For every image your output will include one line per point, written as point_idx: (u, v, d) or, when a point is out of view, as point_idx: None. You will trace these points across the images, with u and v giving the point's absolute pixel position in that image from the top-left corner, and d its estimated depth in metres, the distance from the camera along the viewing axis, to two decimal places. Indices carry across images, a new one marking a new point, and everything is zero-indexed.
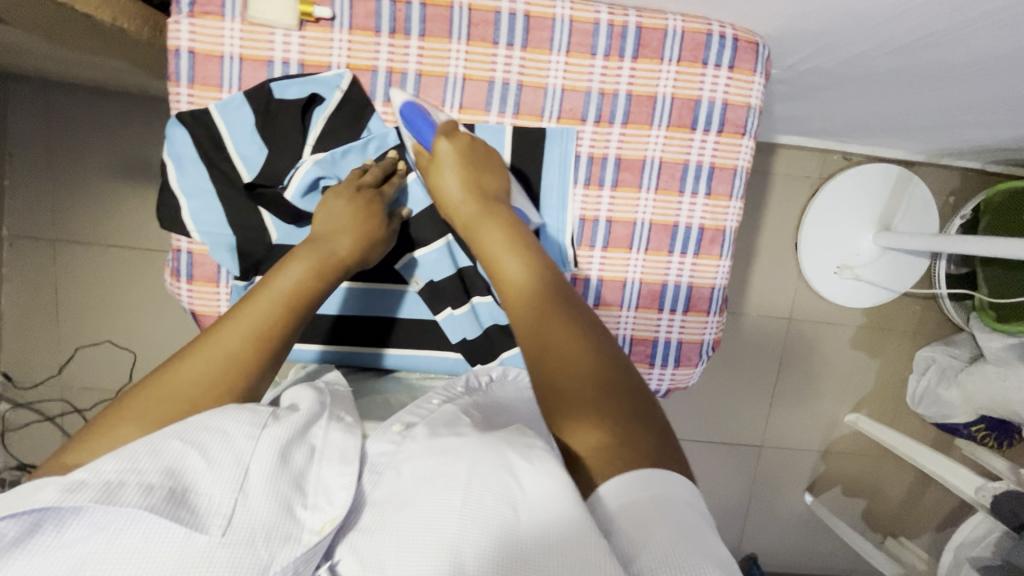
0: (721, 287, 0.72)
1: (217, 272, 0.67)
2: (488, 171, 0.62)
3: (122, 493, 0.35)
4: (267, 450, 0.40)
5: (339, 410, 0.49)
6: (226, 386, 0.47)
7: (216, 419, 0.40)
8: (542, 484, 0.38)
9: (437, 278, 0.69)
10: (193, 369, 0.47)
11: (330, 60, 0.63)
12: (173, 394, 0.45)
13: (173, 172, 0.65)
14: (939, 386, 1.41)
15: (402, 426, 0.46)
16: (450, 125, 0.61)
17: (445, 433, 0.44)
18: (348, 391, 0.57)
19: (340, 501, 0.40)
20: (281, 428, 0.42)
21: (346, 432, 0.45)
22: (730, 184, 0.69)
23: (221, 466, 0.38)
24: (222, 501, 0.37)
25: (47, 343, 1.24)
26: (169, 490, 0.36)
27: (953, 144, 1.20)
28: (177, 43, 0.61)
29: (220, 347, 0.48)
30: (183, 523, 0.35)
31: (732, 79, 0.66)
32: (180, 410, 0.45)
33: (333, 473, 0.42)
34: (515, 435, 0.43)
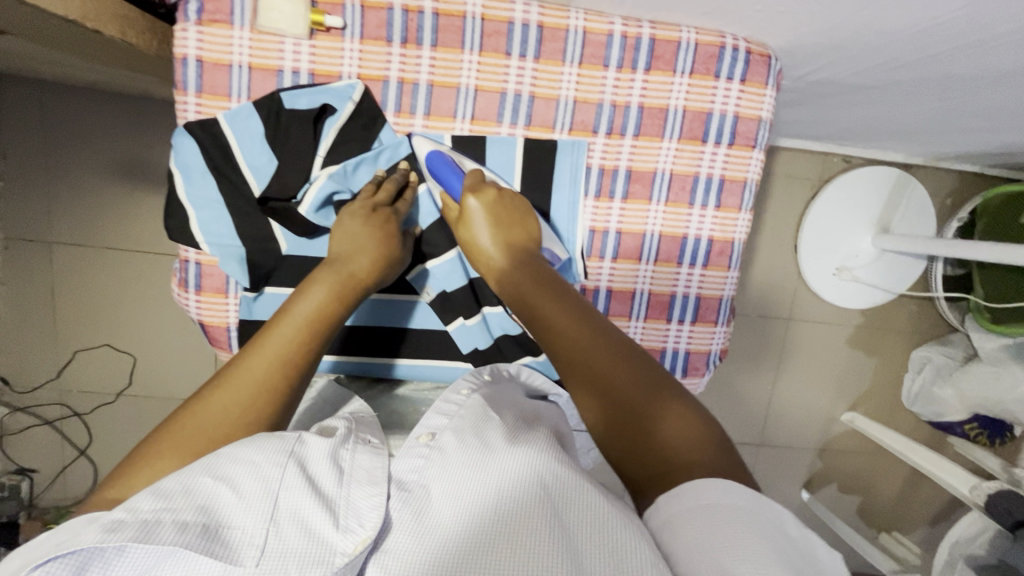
0: (729, 298, 0.72)
1: (226, 283, 0.67)
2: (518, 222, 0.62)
3: (159, 530, 0.38)
4: (294, 477, 0.43)
5: (364, 432, 0.53)
6: (255, 413, 0.49)
7: (242, 450, 0.44)
8: (573, 486, 0.42)
9: (449, 289, 0.68)
10: (223, 400, 0.49)
11: (341, 70, 0.62)
12: (206, 425, 0.48)
13: (181, 183, 0.64)
14: (933, 385, 1.43)
15: (428, 437, 0.50)
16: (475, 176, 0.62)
17: (474, 443, 0.46)
18: (372, 417, 0.60)
19: (370, 522, 0.42)
20: (306, 454, 0.46)
21: (373, 454, 0.49)
22: (740, 196, 0.69)
23: (251, 498, 0.42)
24: (254, 532, 0.40)
25: (45, 346, 1.23)
26: (203, 525, 0.39)
27: (954, 148, 1.21)
28: (185, 52, 0.60)
29: (248, 376, 0.50)
30: (219, 557, 0.38)
31: (744, 92, 0.66)
32: (214, 441, 0.47)
33: (361, 496, 0.45)
34: (539, 446, 0.45)
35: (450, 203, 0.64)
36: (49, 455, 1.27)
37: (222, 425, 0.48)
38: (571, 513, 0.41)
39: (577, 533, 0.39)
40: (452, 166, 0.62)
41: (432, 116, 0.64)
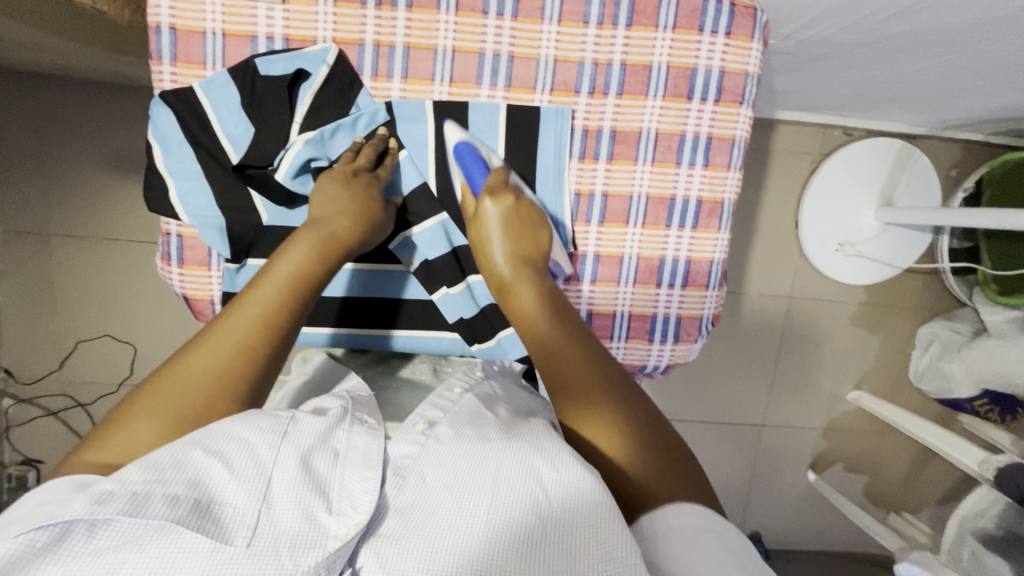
0: (720, 261, 0.71)
1: (209, 255, 0.66)
2: (531, 229, 0.63)
3: (149, 504, 0.37)
4: (288, 459, 0.42)
5: (361, 412, 0.51)
6: (234, 374, 0.49)
7: (236, 428, 0.43)
8: (566, 484, 0.41)
9: (432, 257, 0.67)
10: (201, 359, 0.49)
11: (316, 34, 0.61)
12: (184, 386, 0.47)
13: (159, 154, 0.63)
14: (941, 361, 1.40)
15: (425, 425, 0.49)
16: (498, 176, 0.62)
17: (468, 434, 0.46)
18: (369, 398, 0.57)
19: (363, 506, 0.42)
20: (302, 436, 0.44)
21: (369, 435, 0.47)
22: (728, 154, 0.67)
23: (244, 476, 0.41)
24: (246, 511, 0.39)
25: (46, 337, 1.23)
26: (195, 500, 0.38)
27: (957, 114, 1.17)
28: (158, 19, 0.60)
29: (229, 335, 0.50)
30: (208, 533, 0.37)
31: (729, 45, 0.64)
32: (192, 400, 0.47)
33: (355, 479, 0.44)
34: (537, 438, 0.44)
35: (467, 191, 0.65)
36: (55, 446, 1.28)
37: (201, 385, 0.48)
38: (565, 520, 0.40)
39: (572, 539, 0.39)
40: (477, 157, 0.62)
41: (410, 80, 0.63)
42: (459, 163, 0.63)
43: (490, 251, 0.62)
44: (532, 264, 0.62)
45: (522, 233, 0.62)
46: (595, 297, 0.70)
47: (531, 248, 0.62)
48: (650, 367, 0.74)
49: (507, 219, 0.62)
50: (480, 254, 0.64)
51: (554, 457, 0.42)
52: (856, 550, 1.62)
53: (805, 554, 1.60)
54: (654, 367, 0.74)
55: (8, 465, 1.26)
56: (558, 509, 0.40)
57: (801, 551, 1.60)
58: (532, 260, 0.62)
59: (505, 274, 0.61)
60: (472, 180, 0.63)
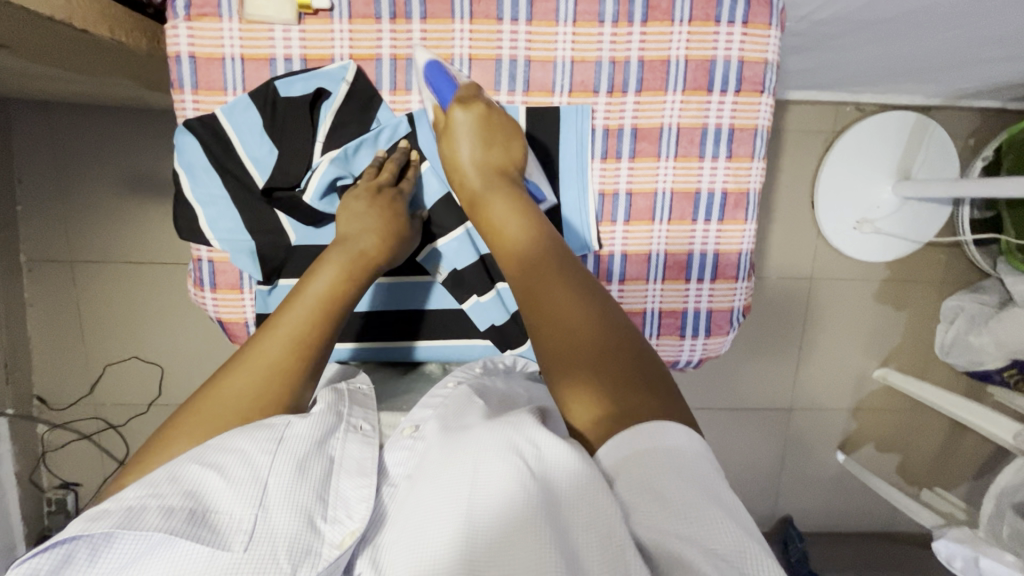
0: (748, 252, 0.70)
1: (240, 279, 0.67)
2: (502, 143, 0.61)
3: (143, 517, 0.37)
4: (283, 465, 0.43)
5: (356, 418, 0.53)
6: (270, 395, 0.50)
7: (233, 439, 0.43)
8: (549, 462, 0.39)
9: (461, 266, 0.67)
10: (237, 382, 0.49)
11: (333, 52, 0.62)
12: (223, 405, 0.48)
13: (186, 182, 0.64)
14: (968, 334, 1.38)
15: (412, 429, 0.51)
16: (470, 88, 0.60)
17: (454, 428, 0.47)
18: (369, 391, 0.60)
19: (358, 514, 0.42)
20: (297, 443, 0.45)
21: (364, 443, 0.49)
22: (752, 144, 0.66)
23: (239, 483, 0.41)
24: (243, 517, 0.39)
25: (77, 363, 1.26)
26: (190, 511, 0.38)
27: (974, 83, 1.15)
28: (177, 49, 0.60)
29: (264, 357, 0.51)
30: (205, 542, 0.37)
31: (747, 34, 0.63)
32: (228, 423, 0.47)
33: (350, 486, 0.45)
34: (517, 420, 0.44)
35: (437, 112, 0.62)
36: (92, 468, 1.31)
37: (240, 408, 0.48)
38: (555, 494, 0.37)
39: (563, 516, 0.35)
40: (449, 76, 0.60)
41: None
42: (431, 88, 0.60)
43: (461, 159, 0.62)
44: (504, 177, 0.61)
45: (493, 146, 0.61)
46: (625, 295, 0.70)
47: (502, 160, 0.61)
48: (683, 362, 0.74)
49: (479, 128, 0.60)
50: (452, 170, 0.63)
51: (537, 437, 0.41)
52: (891, 528, 1.61)
53: (838, 534, 1.60)
54: (686, 362, 0.74)
55: (48, 489, 1.29)
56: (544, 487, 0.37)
57: (834, 532, 1.60)
58: (502, 170, 0.62)
59: (477, 187, 0.61)
60: (443, 98, 0.60)
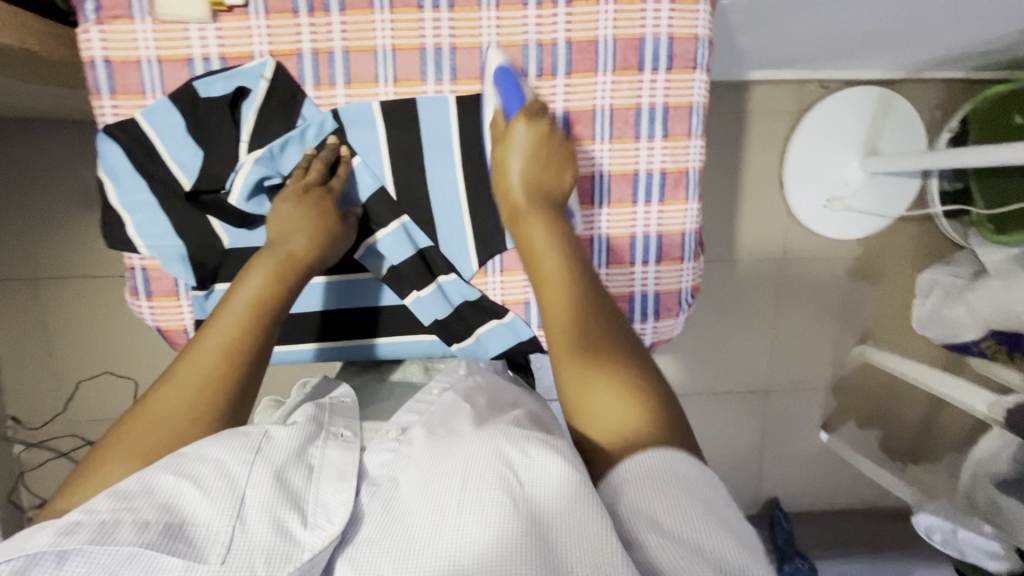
0: (692, 231, 0.69)
1: (176, 286, 0.65)
2: (554, 164, 0.61)
3: (118, 531, 0.37)
4: (261, 475, 0.43)
5: (336, 427, 0.53)
6: (202, 403, 0.48)
7: (209, 448, 0.44)
8: (537, 473, 0.41)
9: (398, 262, 0.66)
10: (170, 394, 0.48)
11: (252, 49, 0.60)
12: (155, 420, 0.47)
13: (112, 189, 0.62)
14: (943, 307, 1.38)
15: (398, 432, 0.51)
16: (537, 104, 0.61)
17: (442, 434, 0.47)
18: (351, 403, 0.60)
19: (337, 517, 0.42)
20: (275, 454, 0.45)
21: (343, 448, 0.50)
22: (688, 122, 0.65)
23: (216, 494, 0.41)
24: (219, 529, 0.40)
25: (47, 380, 1.24)
26: (166, 523, 0.39)
27: (932, 53, 1.14)
28: (91, 53, 0.59)
29: (195, 369, 0.50)
30: (181, 554, 0.38)
31: (675, 10, 0.62)
32: (162, 439, 0.46)
33: (329, 491, 0.45)
34: (508, 428, 0.46)
35: (496, 117, 0.63)
36: None
37: (174, 420, 0.47)
38: (543, 511, 0.39)
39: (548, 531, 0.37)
40: (517, 84, 0.61)
41: (353, 84, 0.62)
42: (498, 90, 0.61)
43: (509, 173, 0.61)
44: (549, 199, 0.61)
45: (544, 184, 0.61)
46: None
47: (552, 184, 0.61)
48: None
49: (533, 144, 0.60)
50: (499, 179, 0.62)
51: (524, 444, 0.43)
52: (878, 505, 1.61)
53: (826, 513, 1.59)
54: None
55: (28, 509, 1.28)
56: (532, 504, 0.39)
57: (822, 511, 1.59)
58: (550, 194, 0.61)
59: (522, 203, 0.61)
60: (507, 107, 0.61)
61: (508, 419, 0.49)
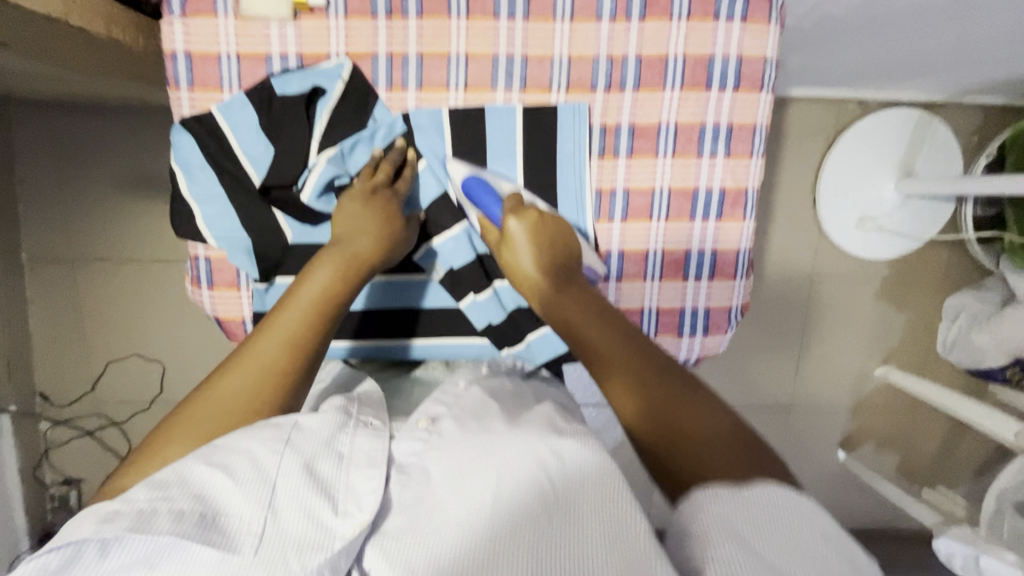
0: (746, 250, 0.70)
1: (237, 277, 0.67)
2: (557, 244, 0.61)
3: (154, 520, 0.38)
4: (291, 466, 0.43)
5: (365, 416, 0.52)
6: (266, 394, 0.50)
7: (240, 439, 0.43)
8: (568, 471, 0.43)
9: (457, 265, 0.67)
10: (235, 381, 0.49)
11: (329, 50, 0.61)
12: (221, 406, 0.48)
13: (183, 179, 0.64)
14: (971, 333, 1.36)
15: (428, 422, 0.52)
16: (514, 199, 0.61)
17: (472, 429, 0.48)
18: (379, 398, 0.59)
19: (368, 506, 0.43)
20: (303, 443, 0.45)
21: (372, 436, 0.49)
22: (750, 142, 0.66)
23: (248, 484, 0.42)
24: (252, 520, 0.40)
25: (78, 360, 1.26)
26: (199, 514, 0.39)
27: (978, 79, 1.14)
28: (173, 47, 0.60)
29: (259, 359, 0.51)
30: (216, 544, 0.38)
31: (746, 30, 0.63)
32: (227, 425, 0.48)
33: (361, 479, 0.45)
34: (538, 429, 0.46)
35: (486, 225, 0.64)
36: (95, 465, 1.31)
37: (238, 409, 0.48)
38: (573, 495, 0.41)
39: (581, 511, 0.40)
40: (486, 186, 0.61)
41: (424, 89, 0.63)
42: (475, 202, 0.62)
43: (524, 270, 0.60)
44: (565, 271, 0.60)
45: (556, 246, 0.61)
46: (622, 294, 0.70)
47: (559, 254, 0.61)
48: (681, 360, 0.73)
49: (531, 232, 0.60)
50: (517, 280, 0.62)
51: (557, 442, 0.45)
52: (891, 527, 1.61)
53: None
54: (685, 360, 0.73)
55: (50, 485, 1.29)
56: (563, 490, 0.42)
57: None
58: (563, 265, 0.61)
59: (542, 289, 0.60)
60: (489, 212, 0.61)
61: (539, 415, 0.50)
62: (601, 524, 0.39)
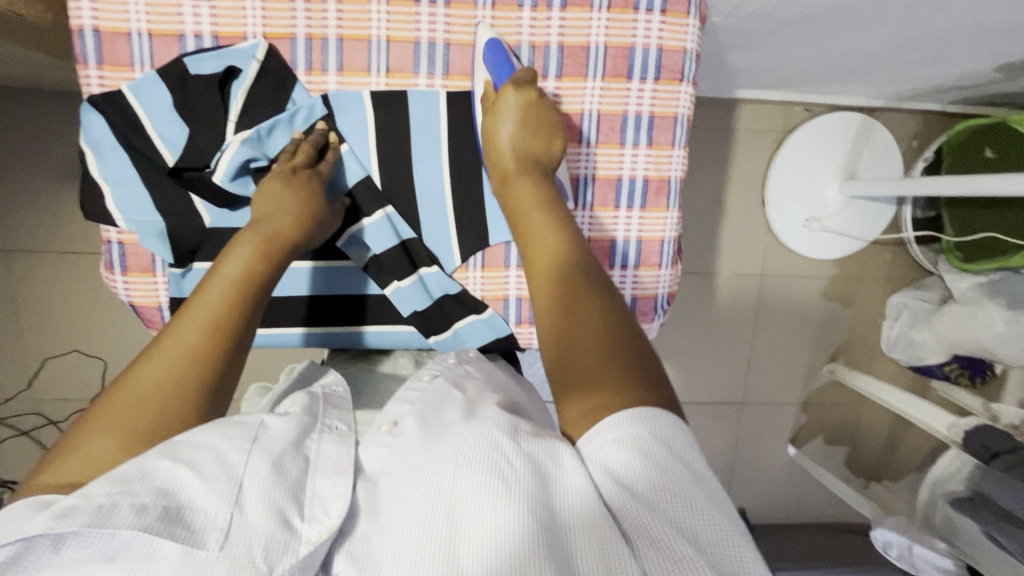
0: (671, 239, 0.71)
1: (153, 262, 0.65)
2: (543, 133, 0.62)
3: (115, 513, 0.34)
4: (258, 463, 0.41)
5: (331, 419, 0.50)
6: (190, 379, 0.47)
7: (204, 436, 0.41)
8: (532, 456, 0.39)
9: (380, 251, 0.67)
10: (154, 367, 0.47)
11: (245, 30, 0.60)
12: (142, 393, 0.45)
13: (93, 160, 0.62)
14: (911, 330, 1.41)
15: (390, 426, 0.48)
16: (526, 75, 0.60)
17: (434, 425, 0.45)
18: (344, 393, 0.55)
19: (336, 511, 0.40)
20: (269, 441, 0.43)
21: (339, 442, 0.47)
22: (672, 132, 0.67)
23: (214, 479, 0.39)
24: (218, 516, 0.37)
25: (11, 356, 1.20)
26: (163, 508, 0.36)
27: (913, 84, 1.18)
28: (80, 22, 0.58)
29: (179, 341, 0.49)
30: (180, 539, 0.35)
31: (665, 23, 0.64)
32: (148, 413, 0.44)
33: (326, 485, 0.43)
34: (500, 420, 0.43)
35: (488, 89, 0.63)
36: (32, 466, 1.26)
37: (157, 394, 0.46)
38: (545, 487, 0.37)
39: (562, 525, 0.35)
40: (507, 60, 0.61)
41: (345, 72, 0.62)
42: (489, 68, 0.61)
43: (500, 140, 0.62)
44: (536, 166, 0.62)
45: (536, 138, 0.61)
46: None
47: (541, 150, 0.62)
48: None
49: (524, 114, 0.61)
50: (489, 146, 0.63)
51: (517, 437, 0.40)
52: (841, 521, 1.65)
53: (789, 527, 1.62)
54: None
55: None
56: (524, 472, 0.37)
57: (785, 524, 1.62)
58: (539, 162, 0.62)
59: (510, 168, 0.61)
60: (498, 78, 0.61)
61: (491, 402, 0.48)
62: (591, 530, 0.34)
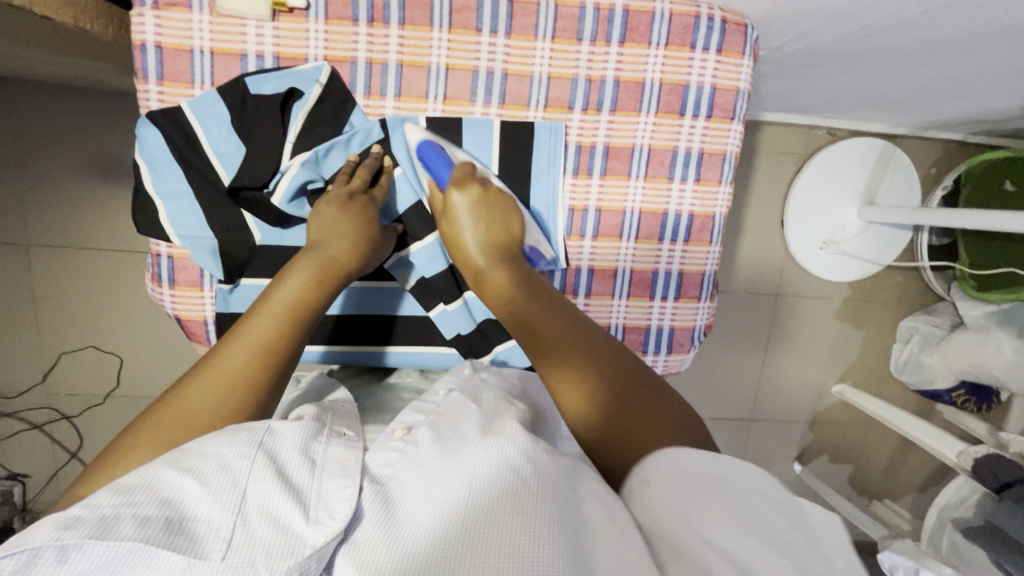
0: (711, 272, 0.72)
1: (200, 276, 0.65)
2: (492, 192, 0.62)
3: (118, 525, 0.35)
4: (263, 470, 0.40)
5: (338, 425, 0.50)
6: (236, 402, 0.47)
7: (210, 442, 0.41)
8: (546, 471, 0.39)
9: (429, 274, 0.68)
10: (202, 390, 0.47)
11: (307, 52, 0.61)
12: (189, 414, 0.46)
13: (148, 174, 0.62)
14: (921, 354, 1.45)
15: (403, 431, 0.47)
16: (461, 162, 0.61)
17: (450, 438, 0.44)
18: (351, 408, 0.57)
19: (341, 514, 0.39)
20: (278, 446, 0.43)
21: (347, 446, 0.46)
22: (720, 169, 0.68)
23: (218, 488, 0.38)
24: (221, 526, 0.37)
25: (27, 350, 1.20)
26: (166, 519, 0.36)
27: (939, 116, 1.19)
28: (142, 37, 0.58)
29: (231, 364, 0.49)
30: (181, 550, 0.35)
31: (721, 62, 0.64)
32: (194, 432, 0.45)
33: (333, 487, 0.42)
34: (515, 434, 0.42)
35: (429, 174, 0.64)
36: (43, 460, 1.26)
37: (203, 415, 0.46)
38: (557, 492, 0.37)
39: (584, 534, 0.35)
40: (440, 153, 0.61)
41: (403, 97, 0.63)
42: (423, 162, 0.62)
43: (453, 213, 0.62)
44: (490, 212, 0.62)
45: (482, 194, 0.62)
46: (590, 310, 0.71)
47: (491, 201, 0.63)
48: None
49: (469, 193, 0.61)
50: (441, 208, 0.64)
51: (530, 451, 0.41)
52: None
53: None
54: None
55: None
56: (538, 486, 0.38)
57: None
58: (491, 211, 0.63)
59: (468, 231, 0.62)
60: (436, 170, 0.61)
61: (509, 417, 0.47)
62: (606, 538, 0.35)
